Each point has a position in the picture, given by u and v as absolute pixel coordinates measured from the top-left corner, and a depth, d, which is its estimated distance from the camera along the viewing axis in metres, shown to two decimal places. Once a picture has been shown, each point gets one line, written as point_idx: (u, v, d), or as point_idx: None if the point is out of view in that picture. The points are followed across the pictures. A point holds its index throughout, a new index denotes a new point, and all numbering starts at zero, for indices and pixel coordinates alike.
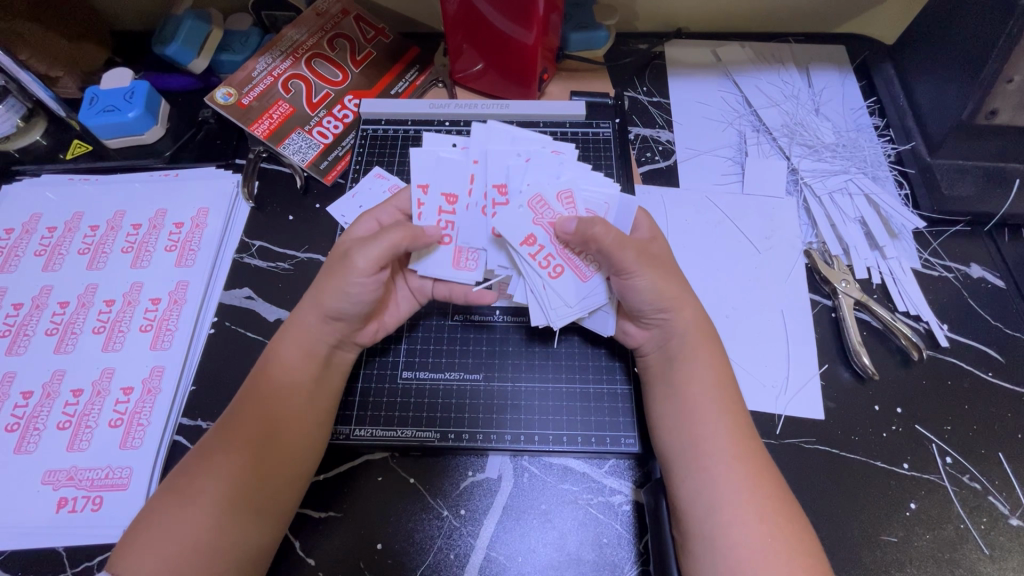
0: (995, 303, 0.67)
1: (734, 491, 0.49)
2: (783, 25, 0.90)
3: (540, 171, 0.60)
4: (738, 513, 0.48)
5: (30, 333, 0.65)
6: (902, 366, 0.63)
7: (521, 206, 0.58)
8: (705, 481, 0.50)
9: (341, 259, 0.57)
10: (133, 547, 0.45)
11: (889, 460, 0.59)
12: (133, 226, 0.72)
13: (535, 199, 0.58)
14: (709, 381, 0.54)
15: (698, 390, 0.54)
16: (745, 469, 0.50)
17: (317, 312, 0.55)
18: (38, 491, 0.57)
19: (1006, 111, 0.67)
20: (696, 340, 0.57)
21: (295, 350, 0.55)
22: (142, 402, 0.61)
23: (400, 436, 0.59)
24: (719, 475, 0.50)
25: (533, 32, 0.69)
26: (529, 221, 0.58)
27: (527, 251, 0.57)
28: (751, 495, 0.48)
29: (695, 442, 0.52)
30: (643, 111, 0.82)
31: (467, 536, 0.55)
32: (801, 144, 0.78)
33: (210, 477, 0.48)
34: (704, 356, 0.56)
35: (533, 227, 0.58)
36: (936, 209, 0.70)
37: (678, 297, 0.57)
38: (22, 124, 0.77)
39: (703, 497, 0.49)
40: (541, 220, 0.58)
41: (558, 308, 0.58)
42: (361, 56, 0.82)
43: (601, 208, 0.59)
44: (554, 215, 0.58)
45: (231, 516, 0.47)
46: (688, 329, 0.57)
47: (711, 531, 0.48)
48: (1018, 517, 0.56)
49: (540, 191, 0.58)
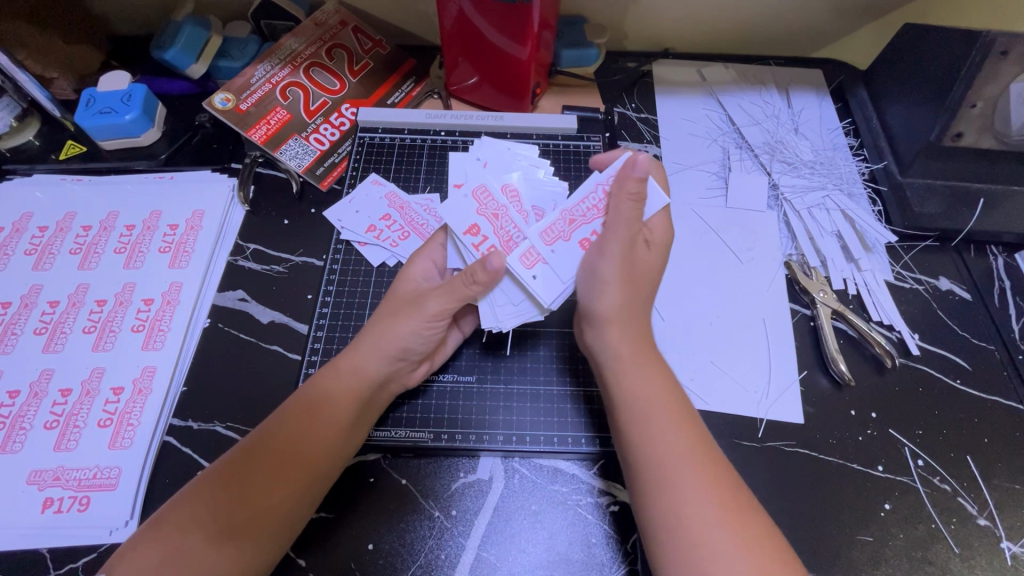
0: (962, 314, 0.71)
1: (697, 505, 0.47)
2: (763, 49, 0.95)
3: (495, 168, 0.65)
4: (701, 531, 0.46)
5: (18, 331, 0.64)
6: (876, 373, 0.66)
7: (466, 194, 0.61)
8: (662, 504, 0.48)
9: (404, 303, 0.59)
10: (132, 553, 0.45)
11: (865, 462, 0.61)
12: (127, 227, 0.72)
13: (479, 189, 0.61)
14: (649, 396, 0.53)
15: (644, 405, 0.52)
16: (706, 476, 0.48)
17: (370, 345, 0.57)
18: (23, 491, 0.56)
19: (970, 134, 0.72)
20: (634, 354, 0.55)
21: (337, 372, 0.57)
22: (133, 402, 0.61)
23: (393, 436, 0.60)
24: (682, 489, 0.47)
25: (527, 48, 0.73)
26: (472, 211, 0.60)
27: (470, 240, 0.59)
28: (713, 507, 0.46)
29: (648, 462, 0.50)
30: (632, 126, 0.85)
31: (457, 536, 0.56)
32: (781, 161, 0.82)
33: (219, 492, 0.48)
34: (644, 369, 0.54)
35: (476, 217, 0.60)
36: (908, 225, 0.74)
37: (614, 312, 0.55)
38: (15, 124, 0.77)
39: (667, 518, 0.47)
40: (484, 211, 0.60)
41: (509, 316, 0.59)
42: (359, 67, 0.84)
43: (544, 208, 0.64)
44: (496, 205, 0.61)
45: (230, 532, 0.47)
46: (625, 344, 0.55)
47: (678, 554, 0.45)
48: (986, 517, 0.59)
49: (484, 183, 0.62)
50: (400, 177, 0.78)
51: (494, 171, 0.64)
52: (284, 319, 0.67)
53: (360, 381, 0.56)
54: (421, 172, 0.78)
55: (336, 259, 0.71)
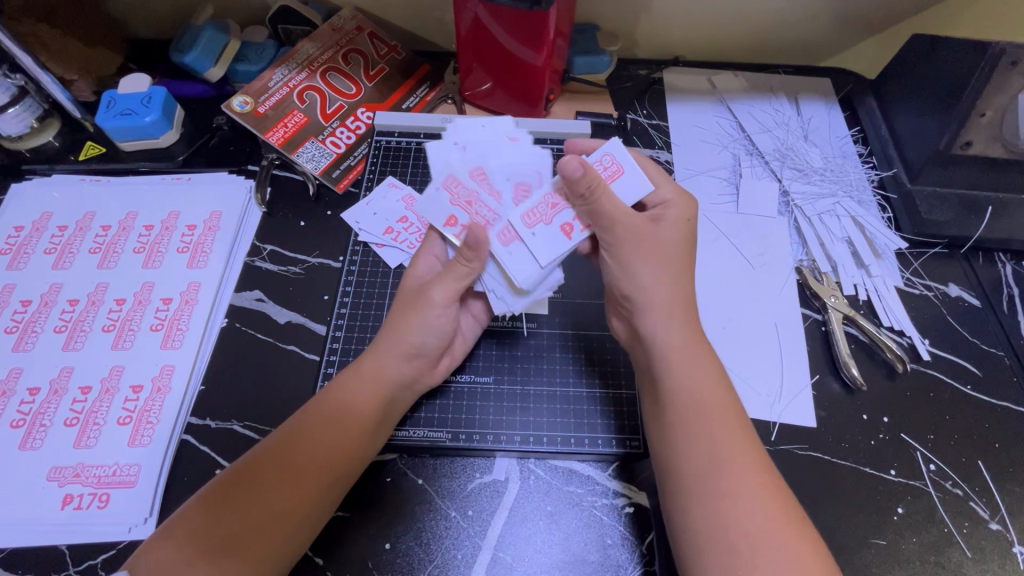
0: (971, 320, 0.72)
1: (748, 494, 0.48)
2: (772, 57, 0.96)
3: (472, 149, 0.64)
4: (748, 528, 0.46)
5: (38, 329, 0.65)
6: (888, 378, 0.67)
7: (437, 189, 0.61)
8: (711, 498, 0.48)
9: (411, 299, 0.60)
10: (155, 547, 0.46)
11: (877, 466, 0.62)
12: (145, 227, 0.73)
13: (448, 179, 0.62)
14: (703, 389, 0.53)
15: (696, 396, 0.53)
16: (753, 475, 0.49)
17: (395, 351, 0.57)
18: (43, 487, 0.56)
19: (979, 143, 0.74)
20: (687, 338, 0.56)
21: (359, 377, 0.57)
22: (152, 400, 0.61)
23: (411, 436, 0.60)
24: (734, 479, 0.48)
25: (543, 55, 0.75)
26: (446, 203, 0.61)
27: (449, 232, 0.61)
28: (761, 506, 0.47)
29: (700, 455, 0.50)
30: (643, 132, 0.86)
31: (474, 536, 0.56)
32: (792, 168, 0.83)
33: (242, 491, 0.49)
34: (697, 357, 0.55)
35: (452, 208, 0.61)
36: (918, 231, 0.75)
37: (664, 299, 0.57)
38: (35, 125, 0.77)
39: (728, 508, 0.47)
40: (457, 200, 0.61)
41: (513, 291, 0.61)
42: (375, 72, 0.85)
43: (522, 177, 0.62)
44: (468, 191, 0.61)
45: (247, 532, 0.47)
46: (674, 334, 0.56)
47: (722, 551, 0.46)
48: (998, 521, 0.59)
49: (451, 173, 0.62)
50: (416, 180, 0.78)
51: (471, 154, 0.64)
52: (301, 319, 0.68)
53: (378, 384, 0.56)
54: None
55: (353, 261, 0.72)
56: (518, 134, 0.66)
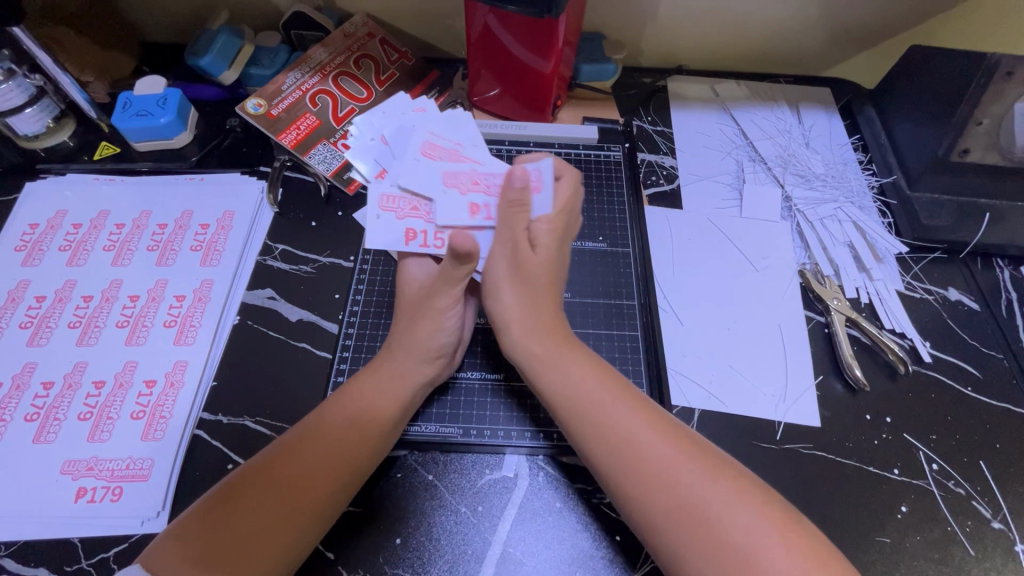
0: (971, 323, 0.73)
1: (682, 468, 0.48)
2: (774, 67, 0.98)
3: (391, 141, 0.72)
4: (705, 504, 0.46)
5: (52, 325, 0.65)
6: (890, 379, 0.68)
7: (381, 214, 0.64)
8: (653, 492, 0.47)
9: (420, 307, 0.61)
10: (170, 546, 0.44)
11: (881, 466, 0.63)
12: (159, 225, 0.74)
13: (385, 199, 0.64)
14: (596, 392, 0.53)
15: (590, 401, 0.53)
16: (684, 451, 0.49)
17: (408, 354, 0.59)
18: (57, 480, 0.56)
19: (976, 150, 0.77)
20: (542, 347, 0.57)
21: (374, 377, 0.59)
22: (165, 395, 0.62)
23: (423, 431, 0.61)
24: (661, 457, 0.48)
25: (551, 63, 0.76)
26: (396, 220, 0.64)
27: (416, 244, 0.64)
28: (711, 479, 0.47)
29: (616, 454, 0.50)
30: (648, 138, 0.88)
31: (484, 532, 0.57)
32: (794, 174, 0.85)
33: (264, 490, 0.49)
34: (562, 360, 0.56)
35: (405, 221, 0.64)
36: (917, 236, 0.77)
37: (517, 315, 0.59)
38: (51, 125, 0.78)
39: (665, 488, 0.47)
40: (401, 213, 0.64)
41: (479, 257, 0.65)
42: (385, 76, 0.87)
43: (451, 149, 0.67)
44: (407, 200, 0.64)
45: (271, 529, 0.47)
46: (537, 344, 0.57)
47: (693, 533, 0.45)
48: (1000, 520, 0.60)
49: (383, 191, 0.64)
50: None
51: (390, 144, 0.72)
52: (312, 317, 0.69)
53: (401, 385, 0.58)
54: None
55: (366, 262, 0.73)
56: (423, 104, 0.74)
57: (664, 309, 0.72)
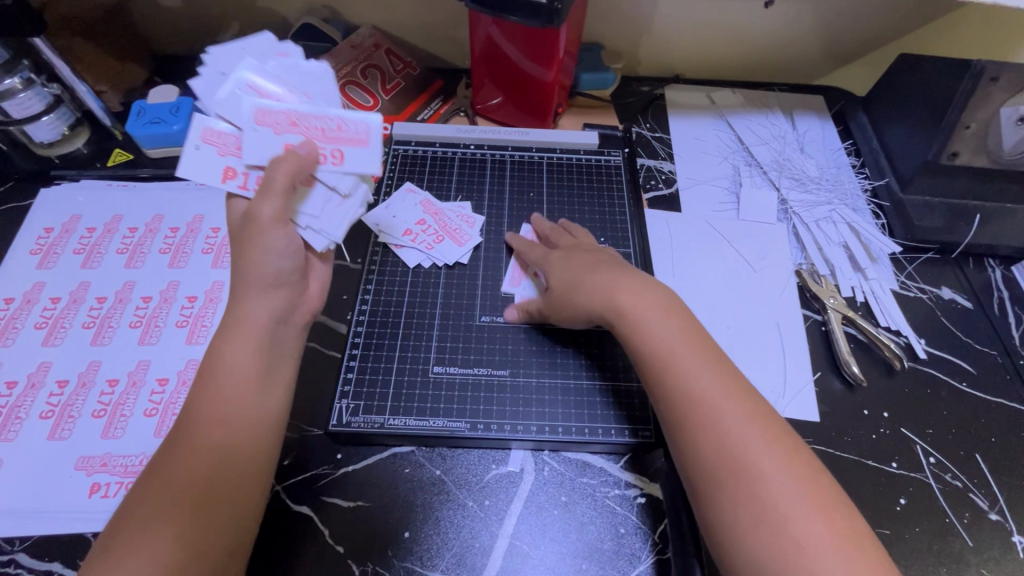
0: (964, 321, 0.75)
1: (794, 503, 0.46)
2: (768, 76, 1.01)
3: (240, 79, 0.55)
4: (785, 510, 0.46)
5: (67, 325, 0.67)
6: (887, 376, 0.70)
7: (200, 146, 0.55)
8: (731, 489, 0.47)
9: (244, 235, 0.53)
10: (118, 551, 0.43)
11: (879, 459, 0.64)
12: (171, 229, 0.76)
13: (208, 133, 0.55)
14: (706, 385, 0.52)
15: (702, 392, 0.52)
16: (780, 452, 0.49)
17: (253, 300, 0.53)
18: (71, 475, 0.58)
19: (965, 153, 0.77)
20: (711, 358, 0.54)
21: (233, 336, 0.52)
22: (178, 392, 0.63)
23: (432, 425, 0.62)
24: (775, 492, 0.47)
25: (552, 72, 0.79)
26: (214, 156, 0.55)
27: (232, 185, 0.55)
28: (795, 486, 0.47)
29: (726, 469, 0.48)
30: (647, 144, 0.90)
31: (490, 526, 0.58)
32: (789, 177, 0.87)
33: (178, 477, 0.46)
34: (711, 368, 0.53)
35: (223, 159, 0.55)
36: (909, 237, 0.79)
37: (659, 319, 0.56)
38: (66, 133, 0.80)
39: (770, 515, 0.46)
40: (227, 150, 0.55)
41: (329, 218, 0.57)
42: (391, 85, 0.89)
43: (266, 90, 0.55)
44: (234, 138, 0.55)
45: (198, 514, 0.46)
46: (692, 347, 0.55)
47: (765, 533, 0.45)
48: (997, 512, 0.61)
49: (207, 125, 0.55)
50: (433, 186, 0.81)
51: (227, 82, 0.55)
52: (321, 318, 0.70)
53: (253, 334, 0.52)
54: (451, 182, 0.81)
55: (373, 262, 0.73)
56: (287, 48, 0.57)
57: None
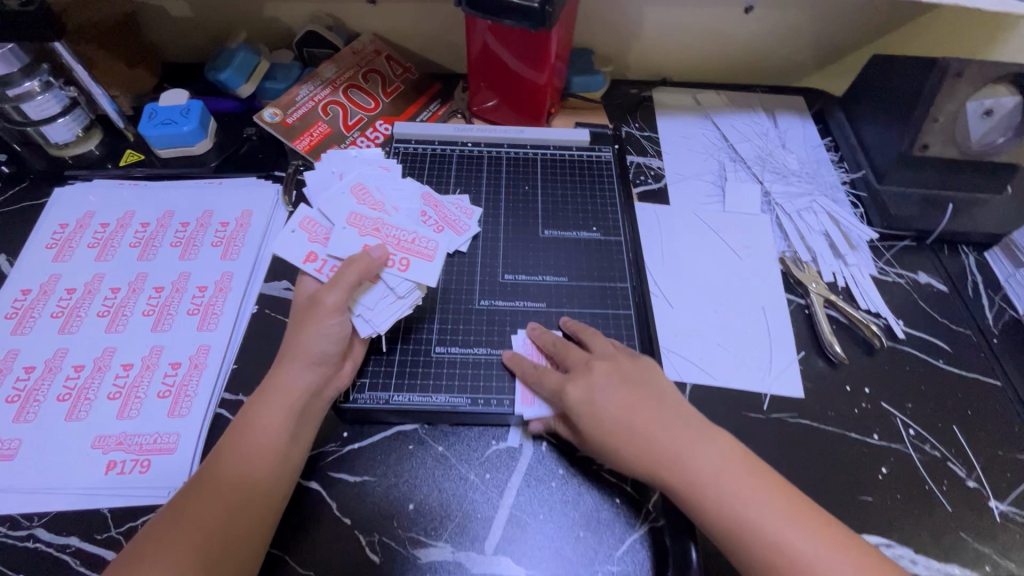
0: (940, 303, 0.79)
1: (813, 552, 0.50)
2: (750, 79, 1.06)
3: (348, 181, 0.72)
4: (797, 551, 0.50)
5: (83, 314, 0.70)
6: (867, 354, 0.73)
7: (295, 231, 0.67)
8: (742, 540, 0.51)
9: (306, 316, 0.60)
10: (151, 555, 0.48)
11: (861, 432, 0.67)
12: (182, 224, 0.79)
13: (305, 221, 0.67)
14: (672, 440, 0.55)
15: (669, 450, 0.55)
16: (779, 501, 0.52)
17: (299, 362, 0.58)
18: (87, 454, 0.60)
19: (936, 146, 0.82)
20: (696, 432, 0.56)
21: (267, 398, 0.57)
22: (189, 375, 0.65)
23: (434, 400, 0.64)
24: (797, 549, 0.50)
25: (545, 75, 0.83)
26: (304, 242, 0.66)
27: (312, 267, 0.65)
28: (794, 522, 0.51)
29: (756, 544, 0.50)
30: (636, 142, 0.95)
31: (491, 497, 0.60)
32: (772, 171, 0.91)
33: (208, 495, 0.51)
34: (708, 449, 0.55)
35: (310, 246, 0.66)
36: (888, 225, 0.84)
37: (625, 404, 0.58)
38: (80, 134, 0.84)
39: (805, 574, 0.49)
40: (316, 238, 0.66)
41: (379, 313, 0.63)
42: (391, 89, 0.93)
43: (374, 202, 0.71)
44: (325, 231, 0.67)
45: (215, 532, 0.49)
46: (683, 431, 0.56)
47: (767, 552, 0.50)
48: (974, 479, 0.64)
49: (308, 214, 0.68)
50: (432, 180, 0.84)
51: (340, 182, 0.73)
52: None
53: (290, 398, 0.57)
54: (450, 177, 0.85)
55: None
56: (389, 165, 0.77)
57: (656, 294, 0.77)
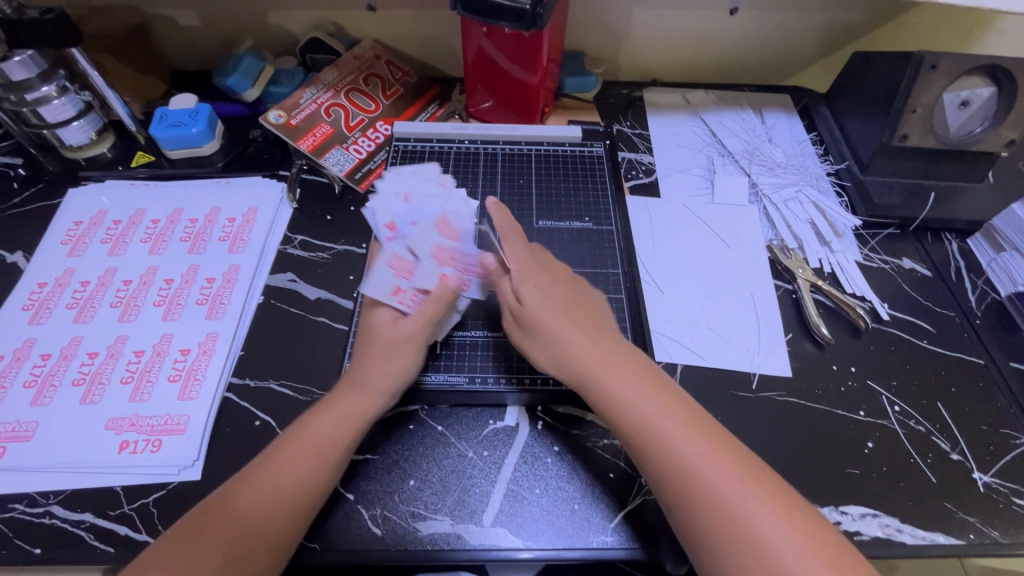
0: (924, 287, 0.81)
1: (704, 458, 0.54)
2: (738, 78, 1.10)
3: (417, 206, 0.72)
4: (715, 485, 0.53)
5: (96, 305, 0.73)
6: (853, 336, 0.75)
7: (381, 267, 0.66)
8: (637, 437, 0.57)
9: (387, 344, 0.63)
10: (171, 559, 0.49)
11: (848, 408, 0.69)
12: (191, 220, 0.82)
13: (393, 259, 0.67)
14: (595, 351, 0.61)
15: (590, 359, 0.61)
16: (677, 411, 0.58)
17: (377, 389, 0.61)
18: (101, 435, 0.62)
19: (915, 135, 0.83)
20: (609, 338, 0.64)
21: (323, 416, 0.59)
22: (198, 360, 0.68)
23: (432, 378, 0.67)
24: (686, 451, 0.55)
25: (537, 75, 0.87)
26: (390, 279, 0.66)
27: (396, 301, 0.65)
28: (689, 434, 0.56)
29: (646, 442, 0.56)
30: (628, 139, 0.98)
31: (489, 473, 0.62)
32: (759, 164, 0.94)
33: (230, 509, 0.52)
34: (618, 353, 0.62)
35: (398, 282, 0.66)
36: (872, 214, 0.86)
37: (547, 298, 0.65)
38: (94, 137, 0.88)
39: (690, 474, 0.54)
40: (401, 274, 0.66)
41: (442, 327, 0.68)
42: (391, 91, 0.97)
43: (449, 232, 0.71)
44: (410, 266, 0.67)
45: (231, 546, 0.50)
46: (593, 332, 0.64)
47: (655, 449, 0.56)
48: (958, 453, 0.66)
49: (394, 252, 0.67)
50: None
51: (409, 204, 0.72)
52: (329, 296, 0.76)
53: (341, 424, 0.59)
54: (448, 173, 0.88)
55: None
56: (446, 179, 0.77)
57: (647, 281, 0.79)
